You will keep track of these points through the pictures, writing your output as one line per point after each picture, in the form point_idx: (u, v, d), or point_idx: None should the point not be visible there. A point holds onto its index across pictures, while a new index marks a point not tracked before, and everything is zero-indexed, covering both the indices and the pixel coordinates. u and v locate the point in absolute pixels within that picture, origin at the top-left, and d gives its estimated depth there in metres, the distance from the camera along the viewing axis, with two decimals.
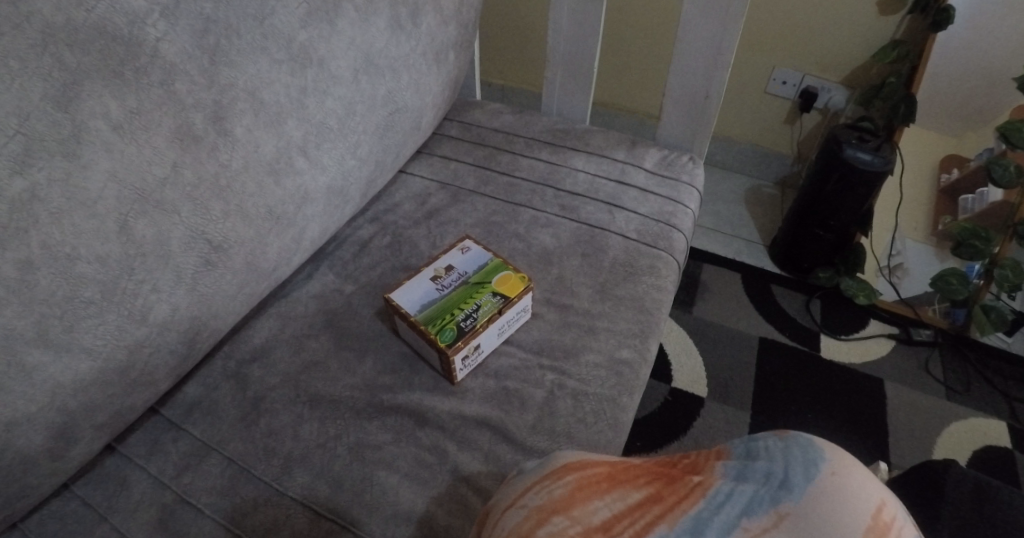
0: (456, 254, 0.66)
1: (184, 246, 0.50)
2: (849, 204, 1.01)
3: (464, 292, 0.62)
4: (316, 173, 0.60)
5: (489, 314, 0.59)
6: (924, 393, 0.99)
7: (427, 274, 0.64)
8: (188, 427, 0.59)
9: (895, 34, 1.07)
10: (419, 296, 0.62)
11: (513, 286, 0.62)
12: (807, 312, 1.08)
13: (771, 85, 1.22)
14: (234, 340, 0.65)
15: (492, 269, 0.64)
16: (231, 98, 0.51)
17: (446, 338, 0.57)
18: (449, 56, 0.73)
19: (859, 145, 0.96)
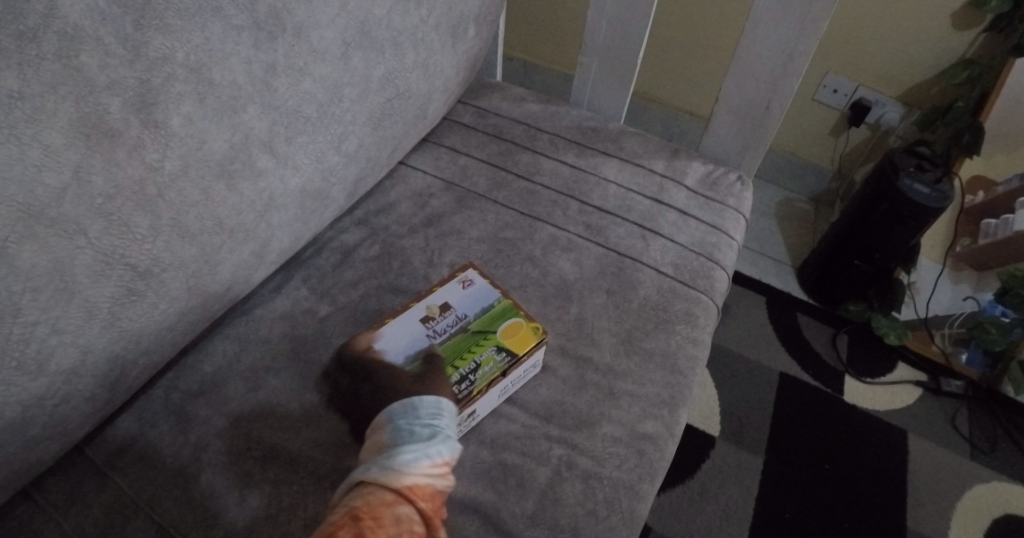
0: (457, 289, 0.56)
1: (94, 274, 0.37)
2: (897, 238, 0.89)
3: (460, 342, 0.52)
4: (286, 174, 0.47)
5: (491, 378, 0.49)
6: (950, 451, 0.89)
7: (416, 315, 0.54)
8: (114, 476, 0.48)
9: (966, 52, 0.94)
10: (406, 344, 0.52)
11: (523, 342, 0.52)
12: (832, 347, 0.98)
13: (819, 92, 1.08)
14: (180, 365, 0.53)
15: (499, 313, 0.54)
16: (165, 77, 0.38)
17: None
18: (470, 31, 0.59)
19: (918, 175, 0.85)
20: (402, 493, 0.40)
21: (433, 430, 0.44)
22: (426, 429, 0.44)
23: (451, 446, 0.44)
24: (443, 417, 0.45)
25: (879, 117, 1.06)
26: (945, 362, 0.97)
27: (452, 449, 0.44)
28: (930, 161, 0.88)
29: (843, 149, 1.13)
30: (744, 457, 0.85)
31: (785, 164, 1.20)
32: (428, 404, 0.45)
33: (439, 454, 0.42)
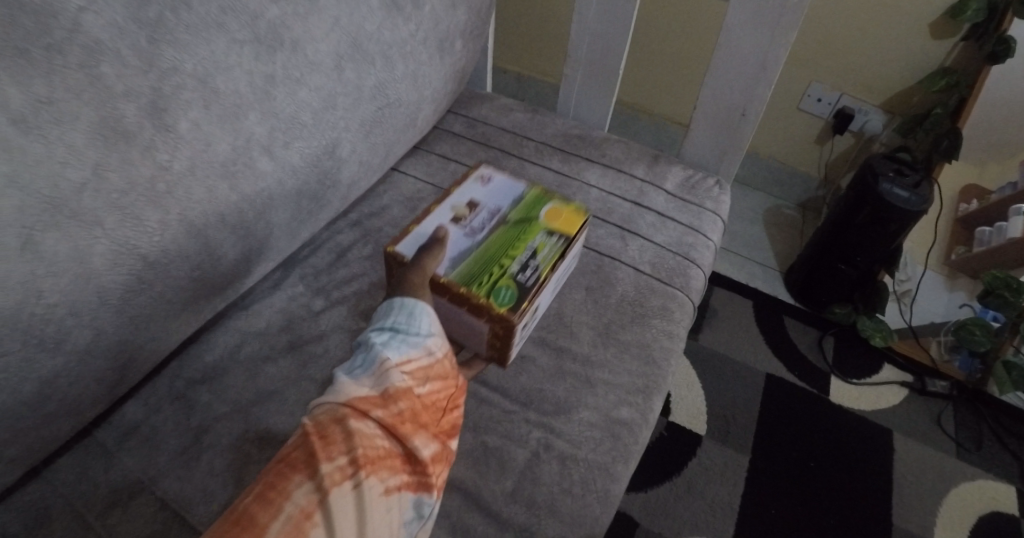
0: (483, 186, 0.62)
1: (109, 262, 0.41)
2: (879, 242, 0.92)
3: (510, 231, 0.57)
4: (283, 176, 0.51)
5: (554, 260, 0.55)
6: (934, 449, 0.91)
7: (448, 214, 0.58)
8: (122, 457, 0.51)
9: (943, 61, 0.98)
10: (452, 240, 0.56)
11: (571, 222, 0.59)
12: (818, 350, 1.00)
13: (804, 102, 1.12)
14: (184, 356, 0.57)
15: (534, 200, 0.61)
16: (175, 85, 0.42)
17: (507, 302, 0.51)
18: (457, 45, 0.64)
19: (896, 180, 0.88)
20: (351, 414, 0.44)
21: (389, 335, 0.48)
22: (382, 335, 0.48)
23: (411, 344, 0.48)
24: (399, 314, 0.49)
25: (862, 125, 1.10)
26: (931, 364, 0.98)
27: (414, 347, 0.48)
28: (910, 167, 0.91)
29: (828, 156, 1.17)
30: (730, 454, 0.87)
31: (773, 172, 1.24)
32: (388, 306, 0.50)
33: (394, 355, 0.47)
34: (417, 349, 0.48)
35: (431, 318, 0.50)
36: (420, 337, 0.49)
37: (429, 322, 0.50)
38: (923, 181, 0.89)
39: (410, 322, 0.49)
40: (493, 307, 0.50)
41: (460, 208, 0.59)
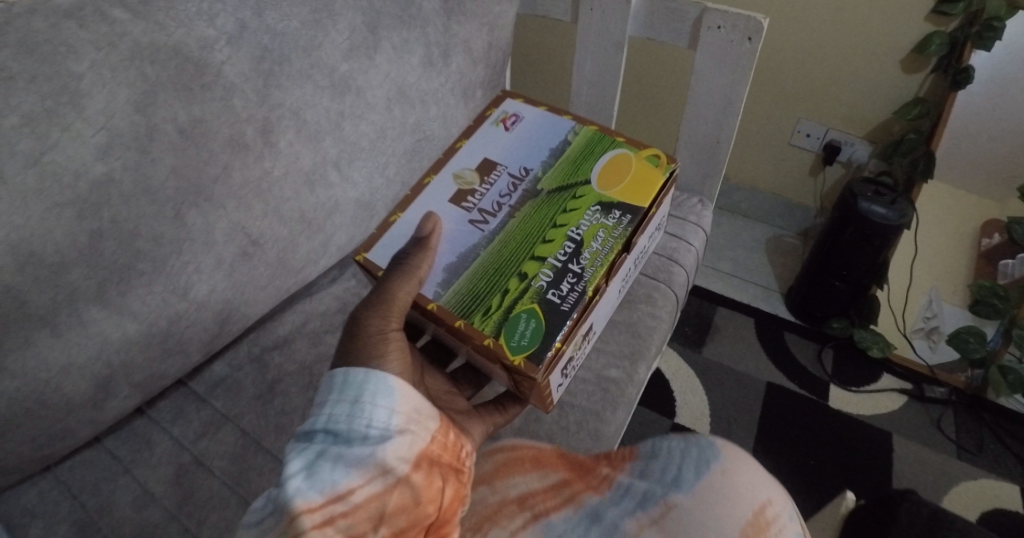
0: (505, 134, 0.70)
1: (226, 236, 0.59)
2: (865, 256, 1.01)
3: (552, 213, 0.63)
4: (346, 187, 0.68)
5: (600, 268, 0.58)
6: (934, 450, 0.97)
7: (454, 180, 0.66)
8: (211, 400, 0.68)
9: (917, 92, 1.10)
10: (451, 229, 0.62)
11: (632, 194, 0.63)
12: (818, 361, 1.08)
13: (795, 137, 1.25)
14: (260, 329, 0.73)
15: (580, 156, 0.67)
16: (279, 115, 0.60)
17: (528, 343, 0.54)
18: (477, 93, 0.81)
19: (875, 199, 0.97)
20: None
21: (323, 447, 0.40)
22: (315, 444, 0.40)
23: (348, 464, 0.39)
24: (344, 409, 0.42)
25: (850, 155, 1.21)
26: (929, 372, 1.05)
27: (352, 469, 0.39)
28: (887, 187, 1.00)
29: (822, 187, 1.29)
30: None
31: (771, 204, 1.37)
32: (333, 389, 0.44)
33: (316, 490, 0.37)
34: (359, 472, 0.39)
35: (389, 412, 0.42)
36: (362, 451, 0.40)
37: (382, 424, 0.41)
38: (901, 197, 0.98)
39: (354, 426, 0.41)
40: (507, 353, 0.53)
41: (469, 174, 0.66)
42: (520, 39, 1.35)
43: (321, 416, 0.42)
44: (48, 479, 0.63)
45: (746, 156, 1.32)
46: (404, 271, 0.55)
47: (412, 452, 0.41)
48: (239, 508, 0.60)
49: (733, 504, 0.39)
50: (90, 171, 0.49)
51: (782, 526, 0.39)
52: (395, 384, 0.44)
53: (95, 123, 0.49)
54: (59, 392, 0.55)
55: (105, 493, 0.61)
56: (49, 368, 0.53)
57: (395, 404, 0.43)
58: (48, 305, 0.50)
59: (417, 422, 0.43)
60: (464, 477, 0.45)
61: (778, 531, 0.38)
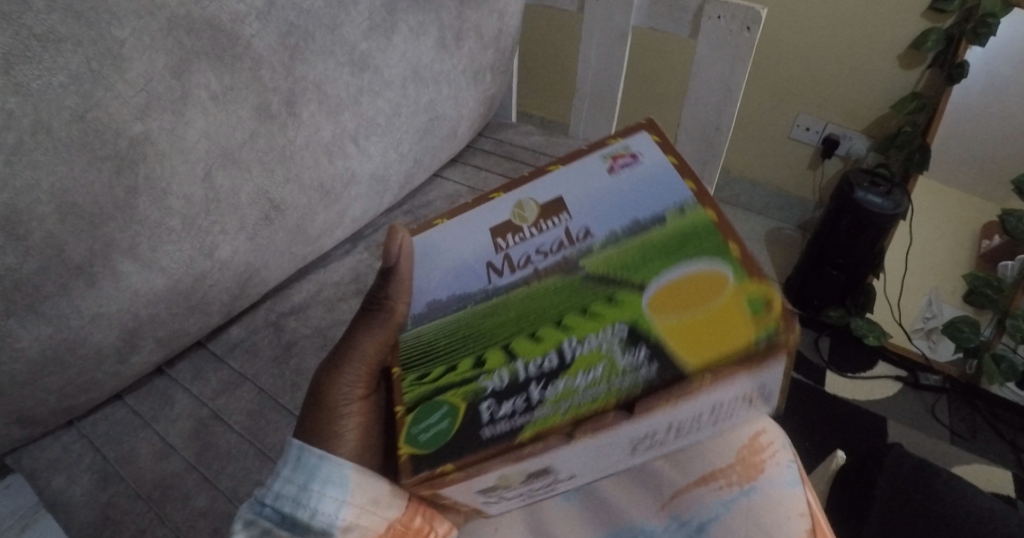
0: (603, 175, 0.45)
1: (251, 199, 0.63)
2: (860, 240, 1.15)
3: (574, 301, 0.38)
4: (362, 160, 0.72)
5: (561, 416, 0.34)
6: (930, 434, 1.11)
7: (512, 205, 0.46)
8: (229, 361, 0.70)
9: (914, 87, 1.25)
10: (470, 261, 0.45)
11: (681, 340, 0.34)
12: (817, 347, 1.24)
13: (796, 131, 1.41)
14: (276, 297, 0.76)
15: (669, 244, 0.38)
16: (302, 87, 0.63)
17: (421, 441, 0.35)
18: (487, 77, 0.86)
19: (871, 189, 1.12)
20: None
21: (270, 525, 0.41)
22: (263, 519, 0.41)
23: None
24: (295, 487, 0.41)
25: (848, 149, 1.37)
26: (923, 361, 1.23)
27: None
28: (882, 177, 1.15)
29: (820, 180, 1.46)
30: None
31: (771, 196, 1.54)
32: (287, 462, 0.42)
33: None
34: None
35: (337, 505, 0.40)
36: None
37: (324, 522, 0.39)
38: (894, 187, 1.14)
39: (298, 515, 0.40)
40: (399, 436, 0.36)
41: (529, 206, 0.45)
42: (528, 36, 1.56)
43: (272, 488, 0.42)
44: (71, 433, 0.65)
45: (753, 151, 1.50)
46: (388, 305, 0.46)
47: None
48: (257, 459, 0.62)
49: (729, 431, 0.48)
50: (129, 129, 0.53)
51: (773, 449, 0.47)
52: (348, 472, 0.41)
53: (135, 85, 0.53)
54: (86, 342, 0.57)
55: (126, 446, 0.64)
56: (82, 317, 0.55)
57: (346, 496, 0.40)
58: (85, 256, 0.53)
59: (368, 513, 0.40)
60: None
61: (770, 453, 0.47)
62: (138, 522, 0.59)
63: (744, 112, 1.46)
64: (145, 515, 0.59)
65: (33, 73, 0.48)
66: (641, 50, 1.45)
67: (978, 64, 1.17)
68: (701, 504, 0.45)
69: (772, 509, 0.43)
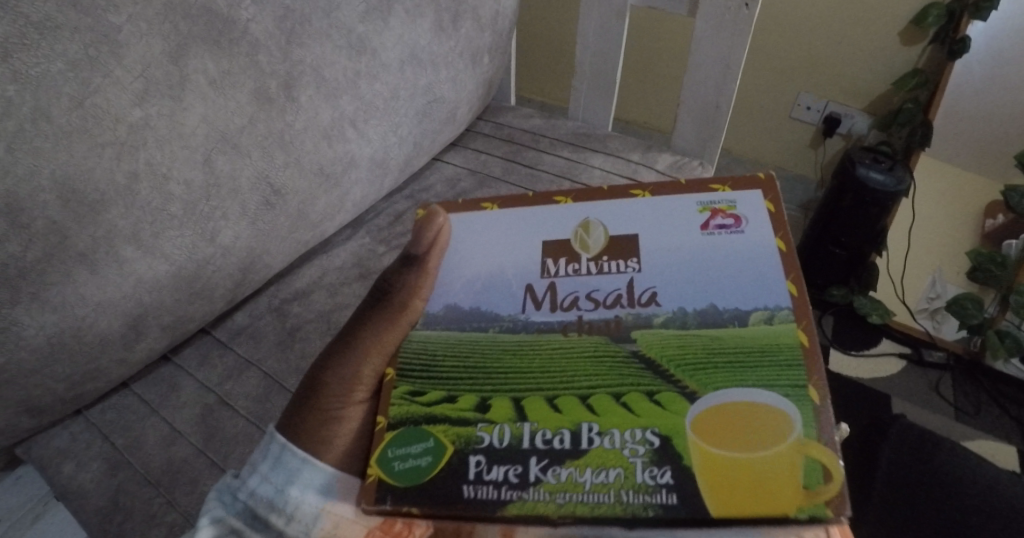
0: (696, 230, 0.50)
1: (251, 184, 0.63)
2: (861, 218, 1.19)
3: (610, 383, 0.41)
4: (362, 144, 0.72)
5: (549, 507, 0.36)
6: (933, 410, 1.19)
7: (577, 223, 0.52)
8: (234, 347, 0.71)
9: (916, 63, 1.26)
10: (511, 278, 0.50)
11: (711, 476, 0.36)
12: (819, 327, 1.32)
13: (797, 110, 1.43)
14: (279, 283, 0.77)
15: (744, 350, 0.41)
16: (300, 71, 0.63)
17: (399, 472, 0.39)
18: (484, 59, 0.86)
19: (872, 165, 1.15)
20: None
21: (240, 524, 0.43)
22: (233, 516, 0.43)
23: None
24: (272, 480, 0.43)
25: (849, 127, 1.39)
26: (927, 338, 1.28)
27: None
28: (884, 154, 1.19)
29: (821, 159, 1.48)
30: None
31: (773, 176, 1.57)
32: (267, 459, 0.45)
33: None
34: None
35: (314, 513, 0.42)
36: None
37: (299, 527, 0.42)
38: (896, 165, 1.17)
39: (272, 518, 0.43)
40: (374, 458, 0.40)
41: (596, 234, 0.51)
42: (525, 21, 1.55)
43: (247, 484, 0.44)
44: (79, 421, 0.66)
45: (753, 132, 1.52)
46: (402, 298, 0.50)
47: None
48: None
49: None
50: (128, 115, 0.53)
51: None
52: (328, 479, 0.43)
53: (132, 70, 0.53)
54: (91, 330, 0.57)
55: (134, 434, 0.65)
56: (86, 304, 0.55)
57: (325, 504, 0.42)
58: (88, 243, 0.53)
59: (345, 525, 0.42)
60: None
61: None
62: (148, 507, 0.59)
63: (744, 92, 1.47)
64: (154, 500, 0.60)
65: (32, 60, 0.48)
66: (641, 32, 1.45)
67: (980, 40, 1.16)
68: None
69: None
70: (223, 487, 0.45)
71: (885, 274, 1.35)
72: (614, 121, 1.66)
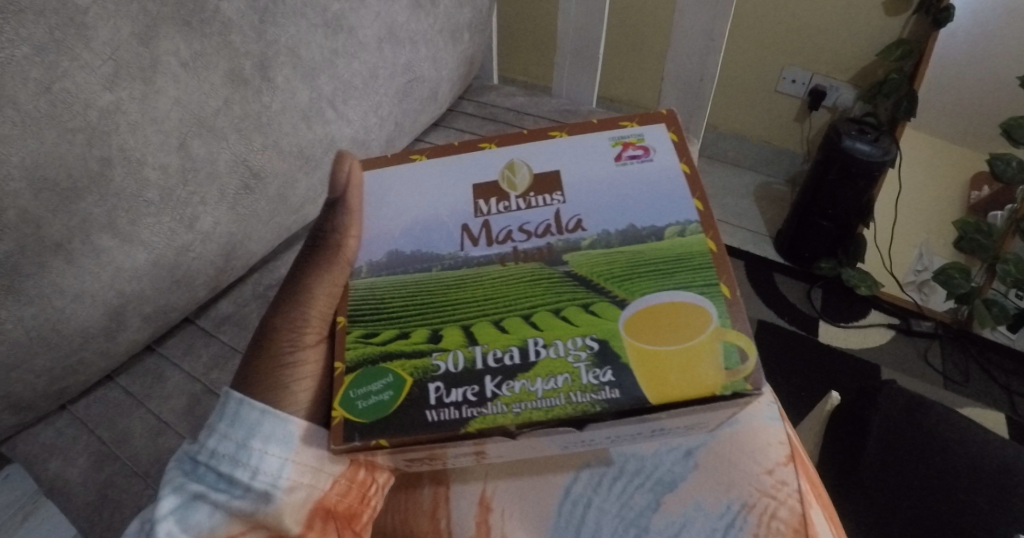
0: (610, 162, 0.51)
1: (229, 168, 0.62)
2: (847, 190, 1.21)
3: (548, 299, 0.44)
4: (342, 125, 0.71)
5: (510, 417, 0.38)
6: (923, 379, 1.20)
7: (502, 165, 0.52)
8: (219, 335, 0.70)
9: (901, 33, 1.25)
10: (445, 217, 0.49)
11: (647, 368, 0.39)
12: (808, 300, 1.32)
13: (782, 83, 1.44)
14: (263, 270, 0.76)
15: (663, 262, 0.44)
16: (275, 51, 0.62)
17: (364, 408, 0.40)
18: (464, 36, 0.86)
19: (858, 137, 1.16)
20: None
21: (202, 488, 0.43)
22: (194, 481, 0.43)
23: (223, 513, 0.42)
24: (233, 437, 0.44)
25: (835, 100, 1.40)
26: (916, 309, 1.30)
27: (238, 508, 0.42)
28: (869, 125, 1.19)
29: (808, 132, 1.49)
30: None
31: (759, 151, 1.57)
32: (223, 417, 0.45)
33: (187, 534, 0.42)
34: (238, 519, 0.43)
35: (280, 464, 0.43)
36: (244, 504, 0.42)
37: (266, 479, 0.43)
38: (882, 135, 1.17)
39: (237, 474, 0.43)
40: (337, 400, 0.41)
41: (522, 173, 0.51)
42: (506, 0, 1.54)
43: (206, 445, 0.44)
44: (64, 417, 0.64)
45: (739, 107, 1.53)
46: (335, 237, 0.49)
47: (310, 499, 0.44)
48: None
49: None
50: (99, 100, 0.51)
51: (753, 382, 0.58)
52: (292, 431, 0.44)
53: (101, 53, 0.51)
54: (70, 322, 0.55)
55: (119, 426, 0.63)
56: (64, 295, 0.54)
57: (289, 454, 0.44)
58: (62, 233, 0.52)
59: (313, 473, 0.44)
60: (359, 523, 0.47)
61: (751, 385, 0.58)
62: (139, 499, 0.59)
63: (728, 63, 1.47)
64: (144, 492, 0.59)
65: None
66: (624, 8, 1.43)
67: (965, 9, 1.15)
68: None
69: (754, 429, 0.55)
70: (181, 457, 0.45)
71: (872, 245, 1.37)
72: (598, 100, 1.65)
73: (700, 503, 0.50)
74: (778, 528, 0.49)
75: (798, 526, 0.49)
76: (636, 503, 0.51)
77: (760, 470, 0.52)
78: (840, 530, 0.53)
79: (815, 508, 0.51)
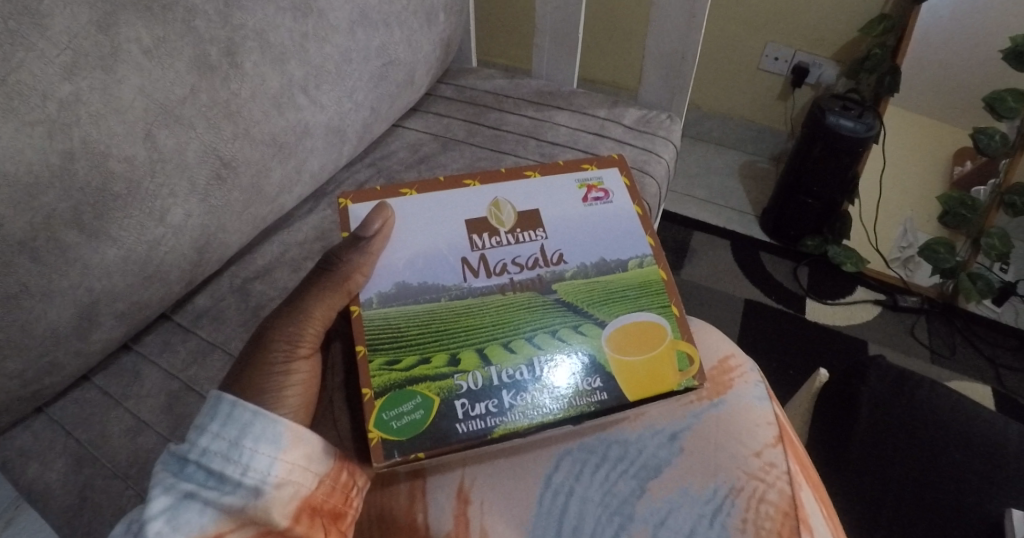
0: (579, 203, 0.58)
1: (198, 158, 0.60)
2: (832, 167, 1.20)
3: (541, 323, 0.50)
4: (315, 111, 0.70)
5: (526, 423, 0.45)
6: (910, 354, 1.21)
7: (488, 203, 0.57)
8: (197, 330, 0.68)
9: (883, 8, 1.25)
10: (443, 251, 0.53)
11: (628, 374, 0.47)
12: (795, 277, 1.33)
13: (764, 61, 1.43)
14: (240, 262, 0.74)
15: (634, 288, 0.52)
16: (242, 36, 0.60)
17: (400, 429, 0.44)
18: (439, 17, 0.84)
19: (841, 113, 1.16)
20: None
21: (193, 486, 0.42)
22: (185, 481, 0.42)
23: (214, 511, 0.42)
24: (226, 435, 0.44)
25: (818, 77, 1.40)
26: (901, 284, 1.30)
27: (227, 506, 0.42)
28: (852, 101, 1.18)
29: (791, 110, 1.49)
30: None
31: (743, 131, 1.57)
32: (215, 417, 0.44)
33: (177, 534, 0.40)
34: (227, 517, 0.42)
35: (269, 462, 0.43)
36: (234, 500, 0.42)
37: (257, 476, 0.43)
38: (866, 111, 1.17)
39: (227, 472, 0.42)
40: (372, 422, 0.44)
41: (507, 211, 0.56)
42: None
43: (196, 444, 0.43)
44: (41, 420, 0.62)
45: (722, 87, 1.52)
46: (345, 270, 0.50)
47: (295, 497, 0.44)
48: None
49: (708, 353, 0.59)
50: (57, 91, 0.49)
51: (738, 366, 0.58)
52: (281, 430, 0.45)
53: (58, 41, 0.49)
54: (40, 322, 0.54)
55: (97, 428, 0.61)
56: (31, 295, 0.52)
57: (278, 452, 0.44)
58: (25, 231, 0.50)
59: (300, 471, 0.45)
60: (345, 522, 0.47)
61: (737, 368, 0.58)
62: (120, 500, 0.57)
63: (710, 42, 1.45)
64: (125, 494, 0.57)
65: None
66: None
67: None
68: (679, 414, 0.54)
69: (742, 412, 0.54)
70: (167, 458, 0.44)
71: (857, 223, 1.37)
72: (581, 82, 1.63)
73: (688, 488, 0.50)
74: (767, 511, 0.49)
75: (788, 509, 0.49)
76: (620, 490, 0.50)
77: (748, 453, 0.52)
78: (832, 511, 0.52)
79: (805, 490, 0.51)
